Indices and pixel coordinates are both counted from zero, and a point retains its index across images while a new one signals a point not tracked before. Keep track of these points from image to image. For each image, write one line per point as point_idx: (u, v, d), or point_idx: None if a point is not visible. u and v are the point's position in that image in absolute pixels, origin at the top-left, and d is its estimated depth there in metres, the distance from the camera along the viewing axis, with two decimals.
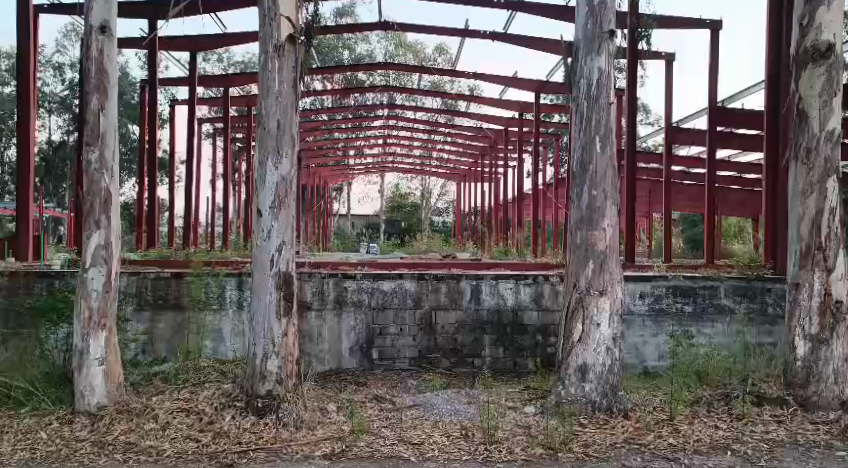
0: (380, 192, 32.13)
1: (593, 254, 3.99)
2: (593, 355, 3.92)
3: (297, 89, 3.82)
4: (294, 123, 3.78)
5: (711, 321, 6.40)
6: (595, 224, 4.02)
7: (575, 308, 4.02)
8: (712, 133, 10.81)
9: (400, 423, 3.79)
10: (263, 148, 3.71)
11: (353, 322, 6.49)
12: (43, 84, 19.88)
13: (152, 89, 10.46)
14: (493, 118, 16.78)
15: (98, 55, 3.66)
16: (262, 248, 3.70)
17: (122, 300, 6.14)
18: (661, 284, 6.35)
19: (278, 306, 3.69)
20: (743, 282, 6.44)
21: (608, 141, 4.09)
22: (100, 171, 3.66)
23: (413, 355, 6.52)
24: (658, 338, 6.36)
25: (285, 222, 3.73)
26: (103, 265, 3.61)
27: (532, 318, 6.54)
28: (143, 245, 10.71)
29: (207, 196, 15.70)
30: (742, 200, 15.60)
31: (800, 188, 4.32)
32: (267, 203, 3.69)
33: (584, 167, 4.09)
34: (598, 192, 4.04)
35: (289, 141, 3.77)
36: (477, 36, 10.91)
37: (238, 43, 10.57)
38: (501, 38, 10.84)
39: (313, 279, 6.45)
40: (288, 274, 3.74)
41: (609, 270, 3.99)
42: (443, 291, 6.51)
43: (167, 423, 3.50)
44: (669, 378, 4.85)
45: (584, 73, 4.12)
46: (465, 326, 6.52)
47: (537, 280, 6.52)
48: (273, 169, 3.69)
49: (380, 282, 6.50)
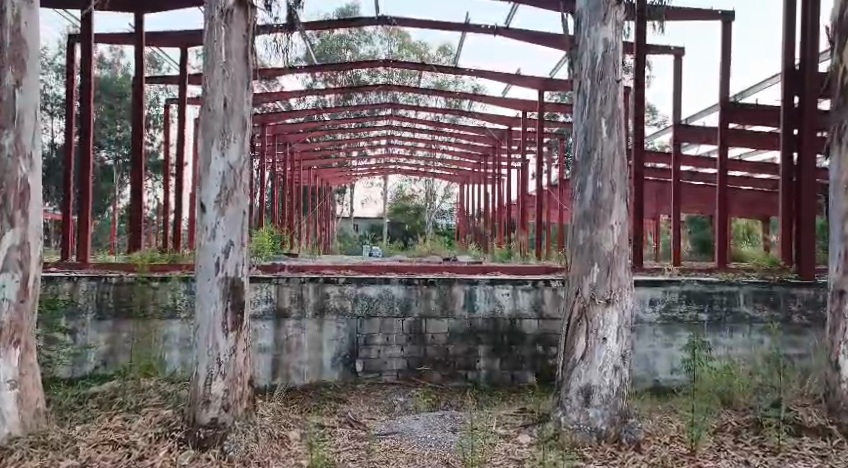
0: (383, 194, 31.71)
1: (598, 256, 3.40)
2: (599, 376, 3.33)
3: (249, 62, 3.24)
4: (245, 103, 3.22)
5: (730, 330, 5.79)
6: (600, 222, 3.42)
7: (577, 320, 3.42)
8: (721, 130, 10.21)
9: (371, 456, 3.22)
10: (208, 132, 3.15)
11: (336, 331, 5.93)
12: (47, 87, 19.88)
13: (138, 88, 9.92)
14: (494, 117, 16.24)
15: (14, 23, 3.22)
16: (207, 249, 3.15)
17: (81, 309, 5.60)
18: (673, 289, 5.75)
19: (225, 317, 3.14)
20: (763, 287, 5.83)
21: (615, 124, 3.51)
22: (15, 158, 3.19)
23: (402, 367, 5.94)
24: (671, 349, 5.76)
25: (235, 218, 3.17)
26: (15, 270, 3.15)
27: (532, 327, 5.96)
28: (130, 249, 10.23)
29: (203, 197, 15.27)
30: (753, 201, 15.00)
31: (842, 179, 3.76)
32: (212, 196, 3.13)
33: (588, 155, 3.51)
34: (605, 184, 3.45)
35: (240, 124, 3.21)
36: (477, 30, 10.30)
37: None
38: (505, 35, 10.27)
39: (291, 284, 5.88)
40: (239, 279, 3.19)
41: (617, 275, 3.40)
42: (434, 296, 5.94)
43: (88, 459, 2.94)
44: (685, 398, 4.25)
45: (587, 45, 3.53)
46: (458, 335, 5.94)
47: (537, 285, 5.95)
48: (219, 155, 3.14)
49: (365, 288, 5.94)
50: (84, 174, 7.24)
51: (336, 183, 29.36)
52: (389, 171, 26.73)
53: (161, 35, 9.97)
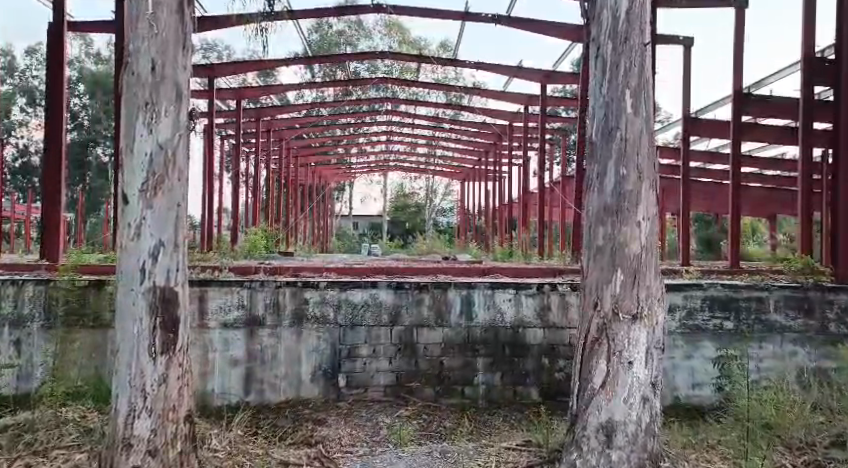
0: (383, 192, 31.02)
1: (622, 260, 2.75)
2: (624, 410, 2.68)
3: (185, 18, 2.56)
4: (180, 67, 2.54)
5: (760, 341, 5.12)
6: (626, 218, 2.76)
7: (595, 340, 2.77)
8: (735, 125, 9.55)
9: None
10: (129, 102, 2.49)
11: (315, 342, 5.28)
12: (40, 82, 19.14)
13: None
14: (498, 113, 15.56)
15: None
16: (129, 251, 2.50)
17: (27, 318, 4.92)
18: (694, 295, 5.10)
19: (153, 339, 2.50)
20: (796, 292, 5.15)
21: (642, 99, 2.85)
22: None
23: (390, 382, 5.28)
24: (693, 362, 5.10)
25: (166, 213, 2.52)
26: None
27: (537, 337, 5.31)
28: None
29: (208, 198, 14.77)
30: (759, 199, 14.30)
31: None
32: (136, 186, 2.48)
33: (609, 135, 2.83)
34: (630, 171, 2.79)
35: (175, 93, 2.54)
36: (478, 20, 9.39)
37: (217, 31, 9.10)
38: (540, 30, 9.24)
39: (266, 289, 5.23)
40: (172, 289, 2.56)
41: (646, 284, 2.75)
42: (426, 303, 5.29)
43: None
44: (724, 432, 3.78)
45: (608, 0, 2.85)
46: (453, 346, 5.30)
47: (542, 290, 5.31)
48: (145, 132, 2.47)
49: (349, 293, 5.29)
50: (51, 177, 6.25)
51: (334, 181, 28.72)
52: (388, 169, 26.08)
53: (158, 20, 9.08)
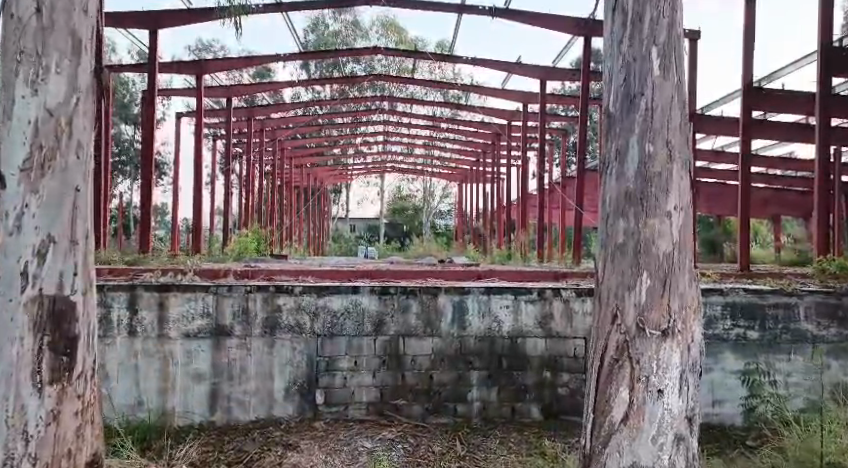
0: (380, 193, 30.37)
1: (648, 261, 2.18)
2: (652, 452, 2.11)
3: None
4: (75, 9, 2.27)
5: (788, 352, 4.53)
6: (653, 207, 2.19)
7: (614, 362, 2.19)
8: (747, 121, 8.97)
9: None
10: (9, 56, 2.19)
11: (289, 354, 4.69)
12: None
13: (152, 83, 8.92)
14: (497, 111, 14.98)
15: None
16: (7, 247, 2.20)
17: None
18: (715, 301, 4.52)
19: (40, 363, 2.25)
20: (831, 298, 4.55)
21: (673, 58, 2.27)
22: None
23: (373, 399, 4.70)
24: (713, 376, 4.52)
25: (54, 201, 2.25)
26: None
27: (537, 348, 4.73)
28: (147, 246, 9.50)
29: (195, 201, 14.11)
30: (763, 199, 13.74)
31: None
32: (14, 163, 2.18)
33: (631, 102, 2.27)
34: (658, 147, 2.22)
35: (71, 45, 2.28)
36: (474, 13, 8.67)
37: (201, 24, 8.53)
38: (555, 26, 8.55)
39: (233, 295, 4.65)
40: (69, 299, 2.34)
41: (679, 290, 2.17)
42: (413, 310, 4.72)
43: None
44: None
45: None
46: (443, 359, 4.72)
47: (544, 295, 4.72)
48: (28, 92, 2.18)
49: (326, 299, 4.70)
50: None
51: (331, 183, 28.13)
52: (386, 170, 25.43)
53: (131, 16, 8.22)
